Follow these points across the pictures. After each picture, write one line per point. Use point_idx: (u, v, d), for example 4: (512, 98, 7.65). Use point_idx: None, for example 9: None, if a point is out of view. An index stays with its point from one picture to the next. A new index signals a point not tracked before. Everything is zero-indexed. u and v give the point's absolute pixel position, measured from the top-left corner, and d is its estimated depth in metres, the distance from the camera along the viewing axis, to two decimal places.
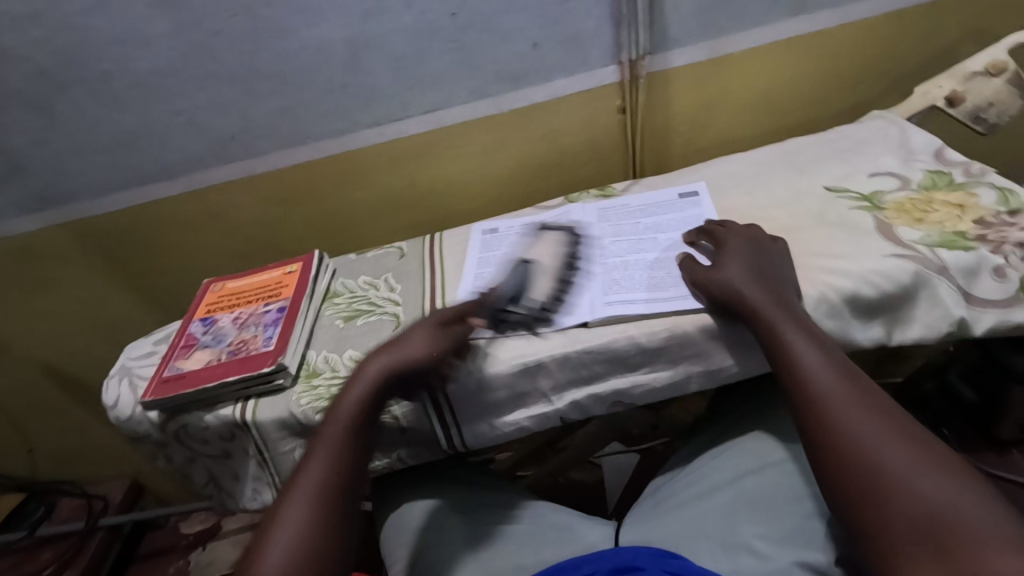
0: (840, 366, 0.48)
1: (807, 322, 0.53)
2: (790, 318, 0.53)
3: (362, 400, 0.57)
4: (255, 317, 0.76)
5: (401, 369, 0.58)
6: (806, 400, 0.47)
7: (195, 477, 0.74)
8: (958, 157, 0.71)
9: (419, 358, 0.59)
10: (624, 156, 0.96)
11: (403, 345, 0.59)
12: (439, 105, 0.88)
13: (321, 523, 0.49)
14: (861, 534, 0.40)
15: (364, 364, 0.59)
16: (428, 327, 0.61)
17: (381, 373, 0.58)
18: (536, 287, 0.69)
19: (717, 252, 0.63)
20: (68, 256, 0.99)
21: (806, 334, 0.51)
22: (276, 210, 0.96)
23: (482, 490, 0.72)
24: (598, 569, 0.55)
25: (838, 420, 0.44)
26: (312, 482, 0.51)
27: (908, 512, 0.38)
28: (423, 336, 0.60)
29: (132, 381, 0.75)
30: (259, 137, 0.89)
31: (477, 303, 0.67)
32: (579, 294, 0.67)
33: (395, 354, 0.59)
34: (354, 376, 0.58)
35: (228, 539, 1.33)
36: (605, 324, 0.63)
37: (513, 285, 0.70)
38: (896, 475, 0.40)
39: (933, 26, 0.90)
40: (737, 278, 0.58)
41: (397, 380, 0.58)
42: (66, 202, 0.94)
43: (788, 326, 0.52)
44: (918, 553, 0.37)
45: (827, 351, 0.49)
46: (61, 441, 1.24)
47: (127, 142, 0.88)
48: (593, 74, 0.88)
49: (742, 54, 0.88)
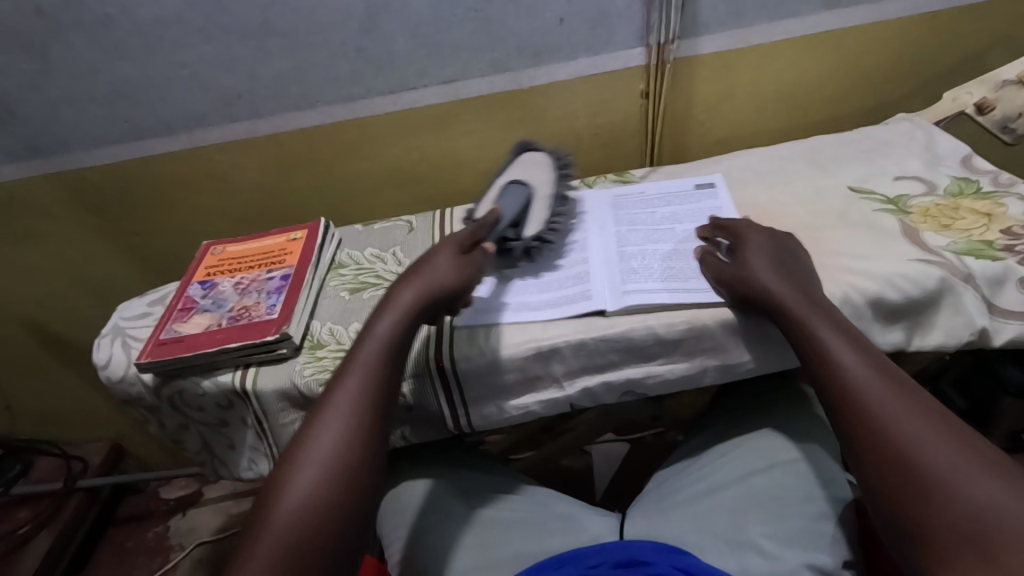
0: (879, 365, 0.48)
1: (841, 318, 0.53)
2: (824, 316, 0.53)
3: (389, 330, 0.55)
4: (258, 284, 0.73)
5: (435, 292, 0.58)
6: (846, 400, 0.47)
7: (187, 444, 0.72)
8: (986, 166, 0.70)
9: (450, 284, 0.58)
10: (643, 142, 0.94)
11: (432, 268, 0.59)
12: (457, 77, 0.85)
13: (333, 485, 0.46)
14: (901, 529, 0.42)
15: (393, 295, 0.58)
16: (452, 255, 0.60)
17: (415, 301, 0.57)
18: (532, 214, 0.71)
19: (739, 245, 0.62)
20: (57, 208, 0.95)
21: (841, 331, 0.51)
22: (281, 173, 0.93)
23: (481, 472, 0.71)
24: (605, 560, 0.54)
25: (880, 420, 0.45)
26: (339, 409, 0.50)
27: (951, 512, 0.39)
28: (451, 256, 0.60)
29: (125, 342, 0.72)
30: (267, 97, 0.86)
31: (488, 226, 0.65)
32: (596, 282, 0.65)
33: (423, 282, 0.58)
34: (385, 306, 0.57)
35: (210, 506, 1.31)
36: (624, 314, 0.61)
37: (516, 207, 0.69)
38: (938, 476, 0.41)
39: (962, 31, 0.89)
40: (770, 280, 0.56)
41: (430, 306, 0.58)
42: (57, 153, 0.89)
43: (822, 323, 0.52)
44: (961, 552, 0.39)
45: (866, 349, 0.50)
46: (41, 400, 1.20)
47: (127, 92, 0.84)
48: (619, 55, 0.85)
49: (771, 45, 0.86)
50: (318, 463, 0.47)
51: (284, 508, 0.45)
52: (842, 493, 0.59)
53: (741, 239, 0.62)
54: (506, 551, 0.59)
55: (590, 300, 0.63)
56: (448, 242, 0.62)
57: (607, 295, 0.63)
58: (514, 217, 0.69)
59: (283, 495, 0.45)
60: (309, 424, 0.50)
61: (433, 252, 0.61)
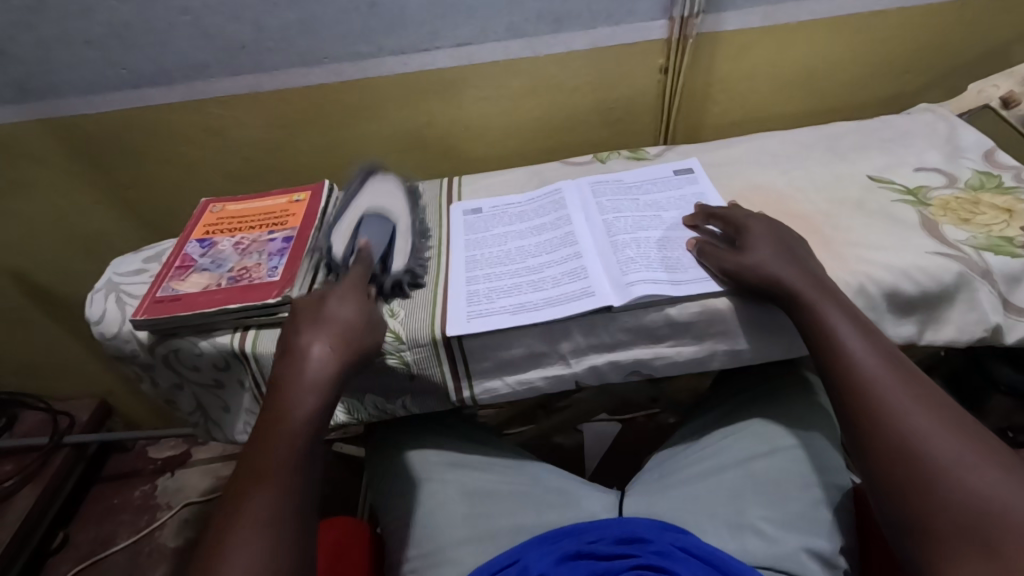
0: (888, 355, 0.48)
1: (849, 305, 0.53)
2: (831, 299, 0.53)
3: (308, 404, 0.51)
4: (259, 245, 0.71)
5: (346, 353, 0.55)
6: (852, 387, 0.47)
7: (180, 404, 0.70)
8: (1009, 161, 0.69)
9: (361, 346, 0.56)
10: (657, 119, 0.92)
11: (334, 325, 0.56)
12: (473, 40, 0.82)
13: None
14: (899, 517, 0.42)
15: (305, 361, 0.53)
16: (349, 305, 0.58)
17: (327, 367, 0.53)
18: (398, 251, 0.67)
19: (742, 235, 0.60)
20: (48, 155, 0.91)
21: (845, 313, 0.52)
22: (284, 132, 0.90)
23: (481, 444, 0.70)
24: (603, 537, 0.53)
25: (889, 409, 0.45)
26: (256, 500, 0.45)
27: (952, 499, 0.40)
28: (348, 305, 0.58)
29: (120, 298, 0.70)
30: (273, 50, 0.82)
31: (369, 264, 0.63)
32: (595, 277, 0.62)
33: (333, 337, 0.55)
34: (300, 371, 0.53)
35: (198, 467, 1.31)
36: (630, 308, 0.59)
37: (382, 241, 0.66)
38: (942, 464, 0.41)
39: (989, 22, 0.87)
40: (783, 270, 0.55)
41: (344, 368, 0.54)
42: (48, 98, 0.85)
43: (826, 305, 0.52)
44: (961, 541, 0.39)
45: (868, 338, 0.50)
46: (28, 353, 1.18)
47: (124, 37, 0.80)
48: (639, 27, 0.82)
49: (797, 25, 0.84)
50: (258, 540, 0.43)
51: None
52: (840, 480, 0.59)
53: (746, 228, 0.60)
54: (505, 523, 0.59)
55: (592, 295, 0.60)
56: (336, 292, 0.58)
57: (611, 283, 0.61)
58: (380, 250, 0.65)
59: None
60: (235, 488, 0.47)
61: (325, 301, 0.57)
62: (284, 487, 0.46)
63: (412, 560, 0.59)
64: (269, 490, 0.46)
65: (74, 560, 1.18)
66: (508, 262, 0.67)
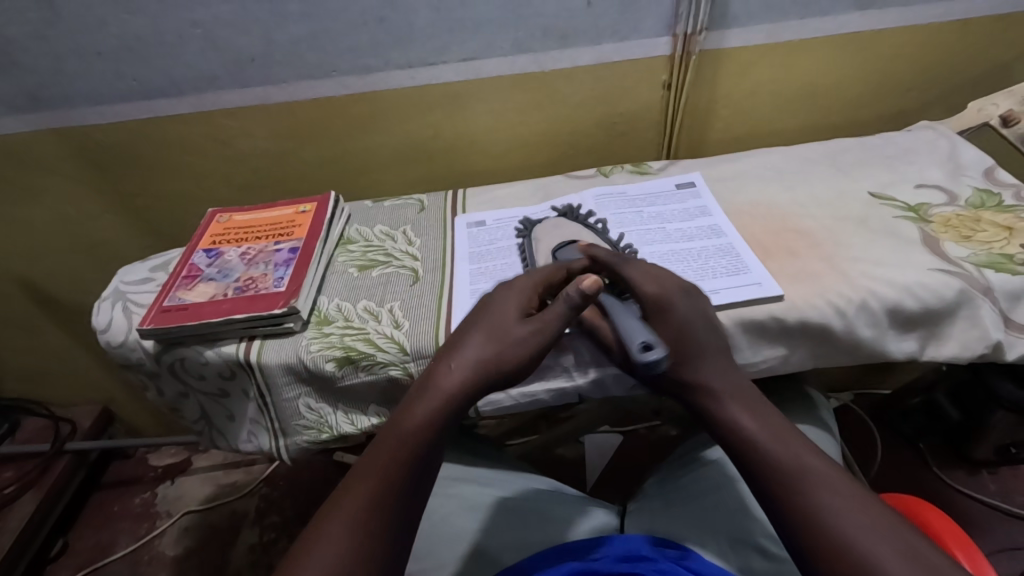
0: (774, 432, 0.49)
1: (735, 376, 0.53)
2: (717, 369, 0.53)
3: (429, 411, 0.52)
4: (265, 255, 0.72)
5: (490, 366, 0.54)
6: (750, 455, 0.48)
7: (185, 413, 0.71)
8: (1010, 179, 0.69)
9: (501, 364, 0.55)
10: (660, 133, 0.93)
11: (486, 336, 0.56)
12: (478, 55, 0.83)
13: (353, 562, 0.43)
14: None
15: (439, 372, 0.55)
16: (512, 296, 0.58)
17: (457, 381, 0.54)
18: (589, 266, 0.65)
19: (644, 301, 0.56)
20: (57, 164, 0.92)
21: (730, 382, 0.53)
22: (291, 143, 0.91)
23: (484, 458, 0.70)
24: (606, 554, 0.53)
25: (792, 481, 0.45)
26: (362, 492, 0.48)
27: None
28: (512, 304, 0.57)
29: (127, 307, 0.70)
30: (281, 63, 0.83)
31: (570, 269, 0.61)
32: None
33: (478, 353, 0.55)
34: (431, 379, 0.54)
35: (199, 475, 1.31)
36: None
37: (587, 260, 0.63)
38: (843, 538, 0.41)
39: (990, 41, 0.88)
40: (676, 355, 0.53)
41: (487, 382, 0.55)
42: (58, 107, 0.86)
43: (708, 375, 0.53)
44: None
45: (761, 412, 0.50)
46: (32, 360, 1.18)
47: (135, 49, 0.81)
48: (644, 43, 0.83)
49: (799, 42, 0.85)
50: (351, 525, 0.46)
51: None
52: None
53: (658, 296, 0.56)
54: (506, 538, 0.59)
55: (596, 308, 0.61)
56: (513, 297, 0.58)
57: None
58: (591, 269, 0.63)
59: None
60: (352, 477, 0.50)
61: (498, 310, 0.57)
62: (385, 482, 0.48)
63: None
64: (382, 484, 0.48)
65: (72, 567, 1.17)
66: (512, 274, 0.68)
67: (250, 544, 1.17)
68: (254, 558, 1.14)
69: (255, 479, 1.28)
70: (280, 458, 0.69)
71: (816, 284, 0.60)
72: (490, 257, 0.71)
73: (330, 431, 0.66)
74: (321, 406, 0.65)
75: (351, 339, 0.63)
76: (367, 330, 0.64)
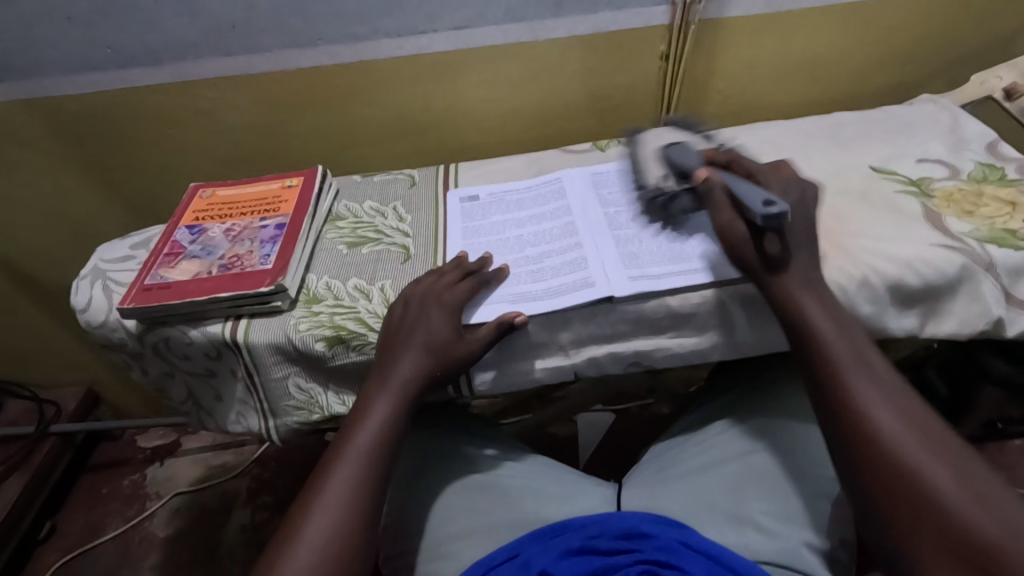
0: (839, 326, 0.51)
1: (839, 314, 0.53)
2: (818, 302, 0.53)
3: (389, 411, 0.54)
4: (251, 232, 0.69)
5: (436, 365, 0.56)
6: (828, 381, 0.49)
7: (170, 394, 0.69)
8: (1012, 153, 0.69)
9: (445, 361, 0.56)
10: (657, 106, 0.90)
11: (428, 331, 0.57)
12: (470, 23, 0.80)
13: (338, 552, 0.46)
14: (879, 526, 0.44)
15: (392, 366, 0.56)
16: (446, 310, 0.58)
17: (410, 379, 0.55)
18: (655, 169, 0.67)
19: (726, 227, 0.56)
20: (29, 136, 0.88)
21: (831, 320, 0.52)
22: (275, 116, 0.87)
23: (479, 438, 0.69)
24: (604, 531, 0.53)
25: (865, 423, 0.46)
26: (337, 488, 0.49)
27: (923, 501, 0.42)
28: (443, 311, 0.58)
29: (107, 285, 0.68)
30: (264, 30, 0.79)
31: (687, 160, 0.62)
32: (597, 268, 0.62)
33: (423, 349, 0.56)
34: (385, 376, 0.56)
35: (189, 456, 1.29)
36: (631, 300, 0.59)
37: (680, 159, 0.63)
38: (915, 468, 0.43)
39: (993, 11, 0.86)
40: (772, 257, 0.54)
41: (433, 379, 0.56)
42: (29, 77, 0.82)
43: (815, 314, 0.52)
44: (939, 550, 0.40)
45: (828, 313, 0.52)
46: (13, 341, 1.15)
47: (108, 13, 0.77)
48: (641, 12, 0.81)
49: (800, 12, 0.82)
50: (329, 516, 0.48)
51: (292, 567, 0.45)
52: None
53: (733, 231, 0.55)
54: (501, 516, 0.59)
55: (592, 287, 0.60)
56: (440, 296, 0.59)
57: (610, 278, 0.60)
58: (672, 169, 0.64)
59: (281, 567, 0.45)
60: (323, 468, 0.52)
61: (427, 310, 0.58)
62: (354, 478, 0.50)
63: (415, 556, 0.58)
64: (356, 480, 0.50)
65: (61, 550, 1.16)
66: (506, 252, 0.66)
67: (242, 524, 1.16)
68: (246, 539, 1.14)
69: (246, 459, 1.27)
70: (269, 439, 0.67)
71: (818, 260, 0.59)
72: (483, 235, 0.69)
73: (322, 411, 0.64)
74: (311, 386, 0.63)
75: (341, 318, 0.62)
76: (357, 309, 0.62)
